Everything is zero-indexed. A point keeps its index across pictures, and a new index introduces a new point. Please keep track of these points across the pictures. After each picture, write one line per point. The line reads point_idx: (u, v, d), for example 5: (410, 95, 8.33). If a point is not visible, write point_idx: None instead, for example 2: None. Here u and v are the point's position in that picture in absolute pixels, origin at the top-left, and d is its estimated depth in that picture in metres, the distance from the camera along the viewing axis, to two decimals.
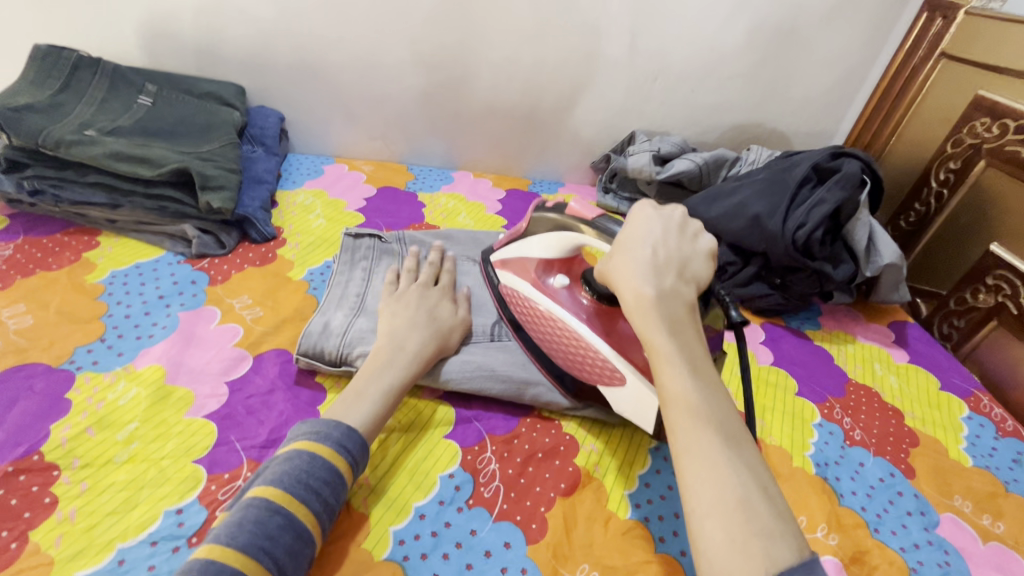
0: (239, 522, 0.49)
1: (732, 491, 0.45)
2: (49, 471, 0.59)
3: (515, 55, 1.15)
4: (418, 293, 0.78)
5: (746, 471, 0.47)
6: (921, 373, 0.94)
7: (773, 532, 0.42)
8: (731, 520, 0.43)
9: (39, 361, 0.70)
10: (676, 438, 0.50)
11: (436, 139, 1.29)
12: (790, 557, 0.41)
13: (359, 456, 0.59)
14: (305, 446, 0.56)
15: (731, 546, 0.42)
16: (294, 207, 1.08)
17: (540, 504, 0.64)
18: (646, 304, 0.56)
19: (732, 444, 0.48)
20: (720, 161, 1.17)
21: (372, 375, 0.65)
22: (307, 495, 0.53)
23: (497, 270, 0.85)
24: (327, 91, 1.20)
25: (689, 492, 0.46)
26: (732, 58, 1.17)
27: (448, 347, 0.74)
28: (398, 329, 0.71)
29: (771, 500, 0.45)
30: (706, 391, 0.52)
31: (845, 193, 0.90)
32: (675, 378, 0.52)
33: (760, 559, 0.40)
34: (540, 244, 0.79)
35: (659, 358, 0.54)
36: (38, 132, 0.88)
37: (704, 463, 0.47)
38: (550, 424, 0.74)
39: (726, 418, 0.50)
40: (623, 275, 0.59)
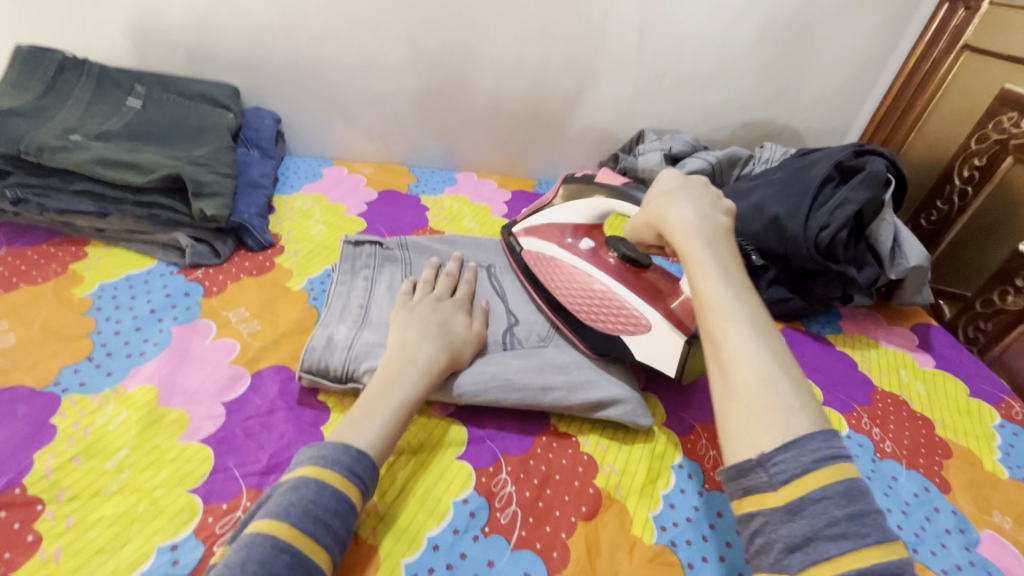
0: (242, 564, 0.44)
1: (756, 369, 0.44)
2: (32, 506, 0.55)
3: (520, 52, 1.11)
4: (430, 305, 0.74)
5: (773, 355, 0.45)
6: (948, 379, 0.91)
7: (794, 407, 0.42)
8: (754, 397, 0.43)
9: (23, 384, 0.66)
10: (707, 330, 0.49)
11: (439, 140, 1.24)
12: (810, 428, 0.41)
13: (368, 481, 0.55)
14: (312, 473, 0.51)
15: (750, 417, 0.43)
16: (292, 212, 1.03)
17: (561, 530, 0.60)
18: (685, 222, 0.57)
19: (760, 330, 0.47)
20: (734, 160, 1.13)
21: (382, 392, 0.61)
22: (316, 528, 0.48)
23: (520, 241, 0.90)
24: (324, 91, 1.15)
25: (718, 377, 0.46)
26: (745, 53, 1.13)
27: (461, 361, 0.70)
28: (408, 342, 0.67)
29: (795, 378, 0.44)
30: (738, 288, 0.51)
31: (870, 192, 0.86)
32: (707, 279, 0.51)
33: (777, 429, 0.41)
34: (569, 210, 0.85)
35: (693, 263, 0.53)
36: (21, 138, 0.84)
37: (730, 347, 0.46)
38: (567, 441, 0.70)
39: (758, 312, 0.49)
40: (662, 205, 0.61)
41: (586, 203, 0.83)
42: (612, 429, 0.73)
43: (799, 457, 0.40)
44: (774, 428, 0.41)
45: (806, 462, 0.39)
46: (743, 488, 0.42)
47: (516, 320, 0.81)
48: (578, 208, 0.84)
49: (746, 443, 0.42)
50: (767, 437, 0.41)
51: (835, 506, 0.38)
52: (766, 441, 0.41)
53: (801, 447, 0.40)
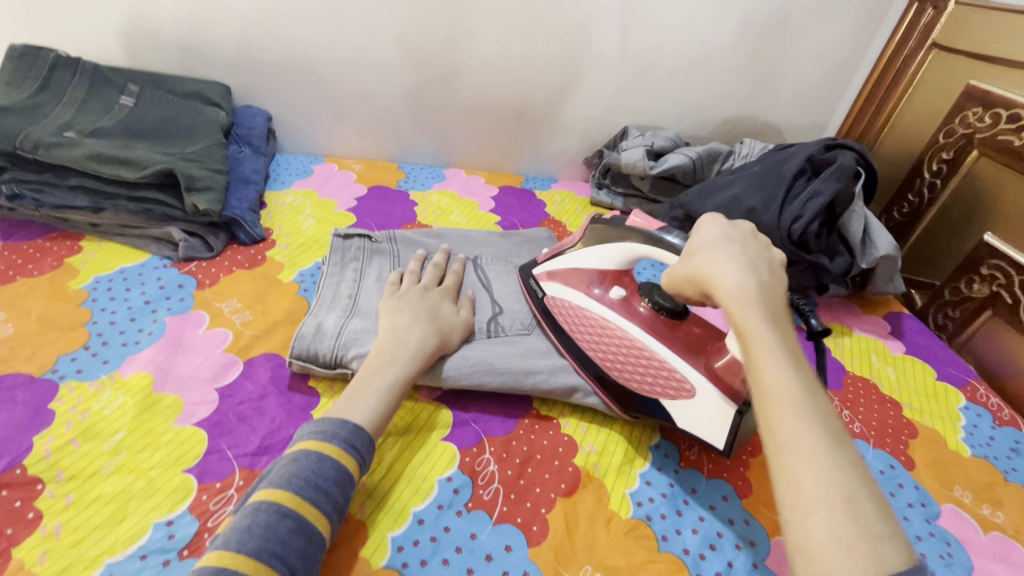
0: (248, 528, 0.47)
1: (836, 486, 0.38)
2: (33, 485, 0.57)
3: (505, 51, 1.14)
4: (418, 293, 0.77)
5: (851, 468, 0.39)
6: (917, 364, 0.94)
7: (886, 539, 0.35)
8: (837, 518, 0.36)
9: (21, 371, 0.68)
10: (772, 427, 0.42)
11: (427, 136, 1.27)
12: (911, 569, 0.34)
13: (366, 454, 0.57)
14: (312, 446, 0.54)
15: (834, 547, 0.35)
16: (283, 207, 1.06)
17: (541, 505, 0.63)
18: (742, 287, 0.51)
19: (836, 438, 0.41)
20: (714, 155, 1.17)
21: (372, 373, 0.63)
22: (317, 496, 0.51)
23: (543, 284, 0.84)
24: (314, 89, 1.18)
25: (787, 489, 0.39)
26: (723, 51, 1.16)
27: (449, 345, 0.73)
28: (397, 327, 0.70)
29: (882, 505, 0.37)
30: (805, 379, 0.45)
31: (840, 184, 0.90)
32: (771, 363, 0.45)
33: (870, 565, 0.34)
34: (596, 255, 0.78)
35: (755, 343, 0.47)
36: (16, 135, 0.86)
37: (804, 455, 0.40)
38: (548, 424, 0.73)
39: (829, 412, 0.43)
40: (712, 266, 0.55)
41: (612, 250, 0.76)
42: (592, 413, 0.76)
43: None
44: (868, 567, 0.34)
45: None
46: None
47: (501, 309, 0.84)
48: (606, 254, 0.77)
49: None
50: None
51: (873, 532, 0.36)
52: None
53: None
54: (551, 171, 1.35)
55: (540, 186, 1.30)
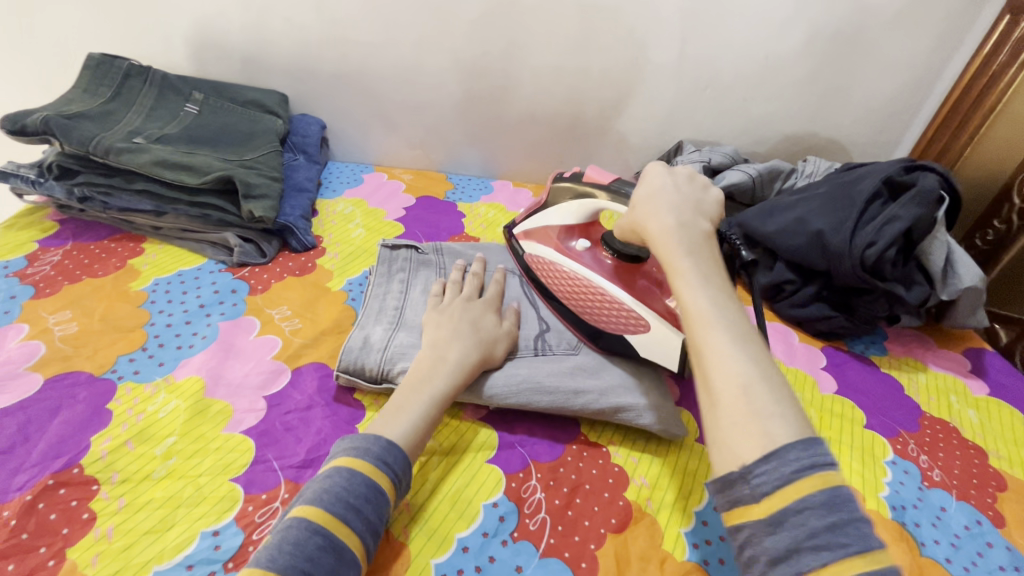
0: (279, 544, 0.46)
1: (737, 378, 0.46)
2: (89, 485, 0.58)
3: (559, 63, 1.12)
4: (459, 304, 0.76)
5: (751, 366, 0.47)
6: (1003, 408, 0.86)
7: (771, 414, 0.43)
8: (734, 405, 0.45)
9: (83, 370, 0.70)
10: (691, 343, 0.51)
11: (476, 149, 1.27)
12: (790, 436, 0.42)
13: (400, 472, 0.55)
14: (345, 463, 0.53)
15: (732, 428, 0.44)
16: (334, 215, 1.07)
17: (590, 540, 0.59)
18: (664, 230, 0.59)
19: (739, 336, 0.49)
20: (775, 173, 1.11)
21: (413, 387, 0.62)
22: (348, 513, 0.49)
23: (521, 242, 0.91)
24: (368, 99, 1.19)
25: (704, 389, 0.48)
26: (788, 64, 1.11)
27: (493, 357, 0.71)
28: (440, 340, 0.68)
29: (777, 386, 0.45)
30: (718, 297, 0.52)
31: (921, 210, 0.83)
32: (688, 287, 0.54)
33: (757, 437, 0.43)
34: (561, 212, 0.85)
35: (675, 273, 0.55)
36: (90, 140, 0.89)
37: (715, 362, 0.48)
38: (598, 451, 0.69)
39: (738, 323, 0.50)
40: (644, 214, 0.62)
41: (574, 206, 0.83)
42: (644, 443, 0.71)
43: (777, 465, 0.41)
44: (756, 441, 0.42)
45: (786, 474, 0.40)
46: (727, 499, 0.43)
47: (548, 327, 0.81)
48: (566, 210, 0.84)
49: (729, 454, 0.44)
50: (748, 450, 0.42)
51: (816, 518, 0.38)
52: (747, 450, 0.43)
53: (780, 455, 0.41)
54: None
55: None
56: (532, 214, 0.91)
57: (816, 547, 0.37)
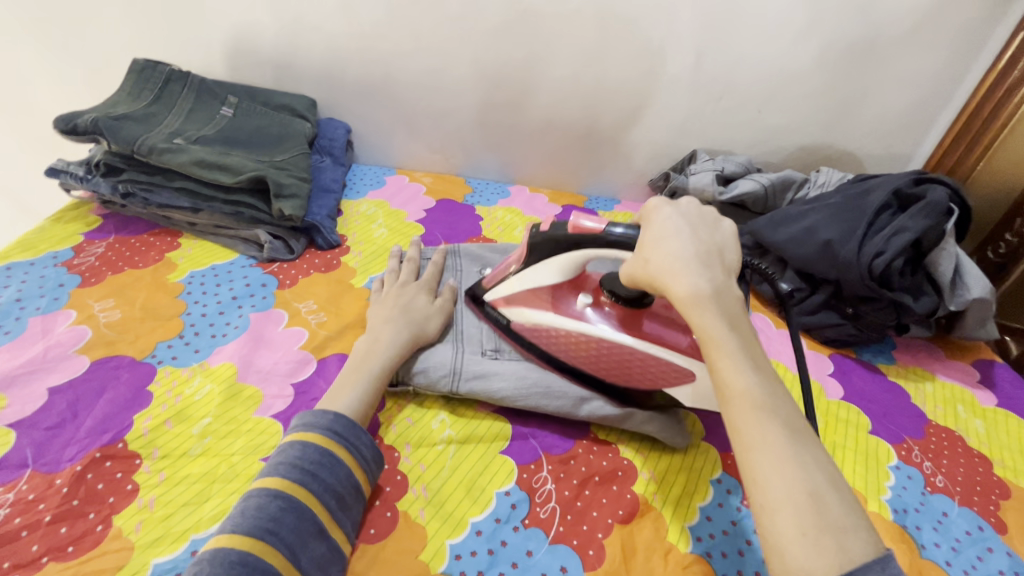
0: (242, 512, 0.52)
1: (802, 483, 0.41)
2: (132, 459, 0.62)
3: (577, 73, 1.16)
4: (395, 290, 0.82)
5: (814, 465, 0.42)
6: (1010, 419, 0.87)
7: (845, 526, 0.39)
8: (803, 513, 0.40)
9: (126, 354, 0.75)
10: (741, 433, 0.45)
11: (495, 154, 1.31)
12: (867, 554, 0.38)
13: (354, 439, 0.60)
14: (297, 437, 0.58)
15: (801, 541, 0.39)
16: (358, 216, 1.11)
17: (597, 530, 0.62)
18: (700, 295, 0.53)
19: (795, 429, 0.45)
20: (788, 183, 1.13)
21: (352, 368, 0.68)
22: (304, 478, 0.55)
23: (500, 309, 0.81)
24: (392, 105, 1.24)
25: (757, 489, 0.43)
26: (803, 77, 1.13)
27: (425, 334, 0.76)
28: (375, 325, 0.75)
29: (844, 493, 0.41)
30: (766, 379, 0.48)
31: (929, 221, 0.85)
32: (735, 368, 0.48)
33: (834, 556, 0.38)
34: (549, 272, 0.77)
35: (717, 348, 0.50)
36: (134, 140, 0.95)
37: (773, 461, 0.43)
38: (607, 447, 0.72)
39: (790, 411, 0.46)
40: (671, 272, 0.56)
41: (562, 261, 0.75)
42: (652, 441, 0.74)
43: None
44: (829, 559, 0.38)
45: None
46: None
47: None
48: (551, 269, 0.76)
49: (800, 572, 0.38)
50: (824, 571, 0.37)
51: None
52: (821, 569, 0.38)
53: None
54: (615, 192, 1.35)
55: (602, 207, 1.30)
56: (502, 279, 0.81)
57: None
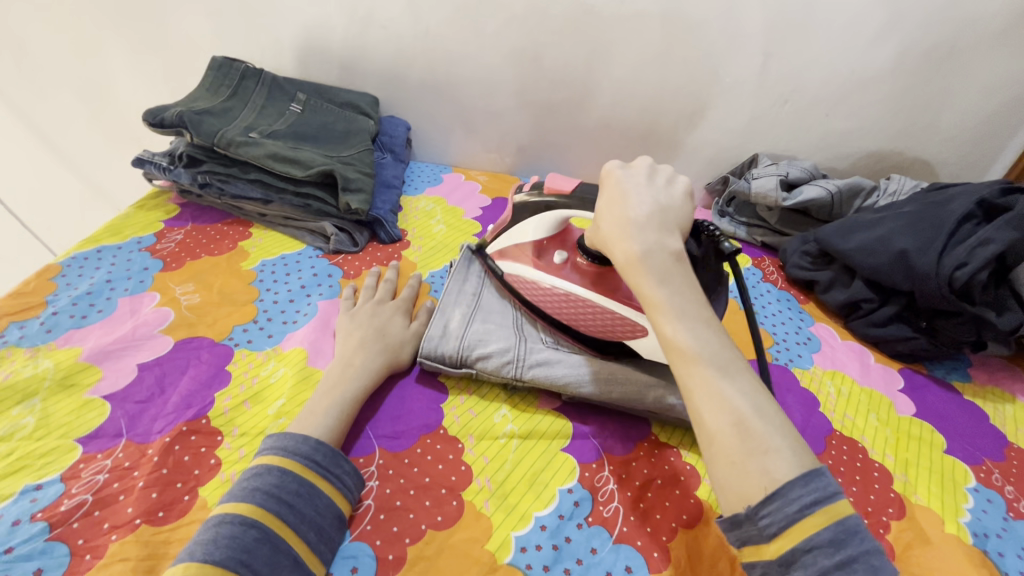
0: (214, 540, 0.50)
1: (726, 417, 0.47)
2: (214, 435, 0.65)
3: (638, 74, 1.15)
4: (369, 310, 0.81)
5: (740, 399, 0.48)
6: None
7: (766, 450, 0.45)
8: (729, 445, 0.46)
9: (205, 336, 0.79)
10: (681, 380, 0.51)
11: (550, 154, 1.31)
12: (790, 474, 0.44)
13: (336, 468, 0.59)
14: (275, 462, 0.57)
15: (731, 470, 0.46)
16: (417, 211, 1.14)
17: (661, 533, 0.61)
18: (633, 259, 0.57)
19: (726, 369, 0.50)
20: (856, 190, 1.09)
21: (325, 392, 0.66)
22: (281, 508, 0.53)
23: (497, 261, 0.86)
24: (452, 103, 1.26)
25: (697, 428, 0.49)
26: (875, 80, 1.09)
27: (399, 361, 0.75)
28: (349, 348, 0.73)
29: (768, 419, 0.47)
30: (697, 326, 0.53)
31: (1018, 233, 0.81)
32: (668, 322, 0.53)
33: (758, 480, 0.44)
34: (532, 227, 0.84)
35: (652, 306, 0.55)
36: (215, 133, 1.00)
37: (705, 406, 0.48)
38: (669, 450, 0.71)
39: (721, 351, 0.51)
40: (612, 239, 0.60)
41: (538, 219, 0.83)
42: None
43: (779, 507, 0.43)
44: (757, 485, 0.44)
45: (790, 513, 0.43)
46: (738, 537, 0.46)
47: None
48: (536, 224, 0.83)
49: (733, 497, 0.45)
50: (752, 496, 0.44)
51: (824, 556, 0.42)
52: (750, 492, 0.44)
53: (783, 499, 0.43)
54: None
55: None
56: (500, 232, 0.88)
57: None
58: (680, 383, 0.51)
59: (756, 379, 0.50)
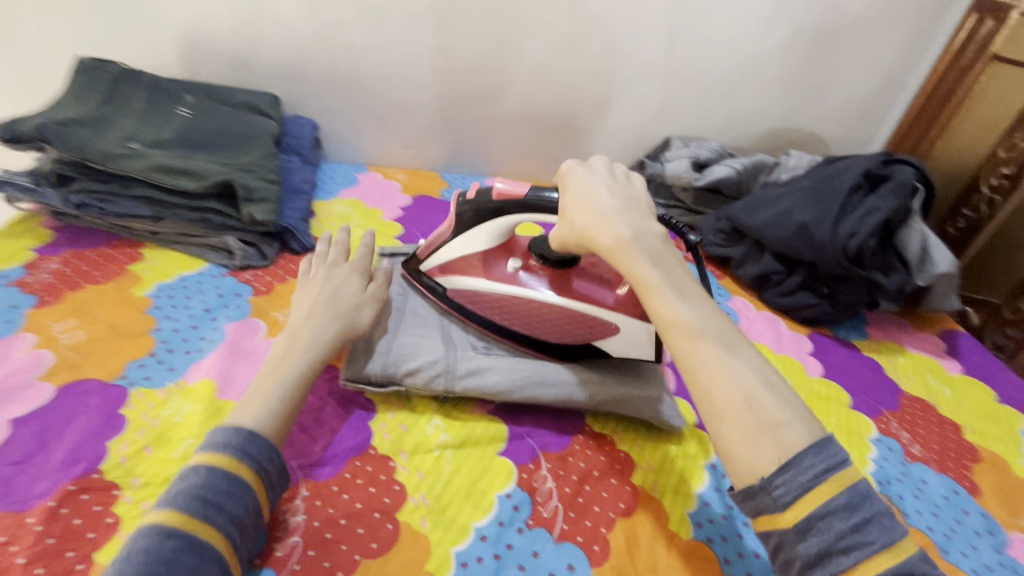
0: (130, 553, 0.45)
1: (738, 392, 0.48)
2: (110, 490, 0.59)
3: (550, 63, 1.14)
4: (324, 274, 0.74)
5: (748, 374, 0.49)
6: (976, 386, 0.92)
7: (778, 419, 0.47)
8: (743, 418, 0.47)
9: (94, 377, 0.71)
10: (686, 360, 0.52)
11: (470, 147, 1.28)
12: (804, 442, 0.45)
13: (268, 463, 0.55)
14: (204, 460, 0.52)
15: (745, 442, 0.47)
16: (332, 216, 1.08)
17: (600, 525, 0.62)
18: (623, 243, 0.57)
19: (728, 347, 0.51)
20: (759, 167, 1.15)
21: (272, 369, 0.61)
22: (207, 511, 0.49)
23: (438, 279, 0.80)
24: (361, 99, 1.20)
25: (708, 405, 0.49)
26: (770, 61, 1.15)
27: (355, 329, 0.69)
28: (297, 318, 0.68)
29: (775, 390, 0.49)
30: (698, 308, 0.54)
31: (898, 201, 0.89)
32: (667, 304, 0.54)
33: (773, 450, 0.46)
34: (480, 237, 0.76)
35: (649, 289, 0.55)
36: (85, 146, 0.89)
37: (717, 386, 0.49)
38: (603, 440, 0.72)
39: (722, 329, 0.53)
40: (592, 224, 0.59)
41: (489, 228, 0.75)
42: (645, 430, 0.75)
43: (794, 477, 0.44)
44: (773, 458, 0.45)
45: (804, 480, 0.44)
46: (752, 508, 0.46)
47: None
48: (481, 235, 0.76)
49: (748, 469, 0.46)
50: (769, 468, 0.45)
51: (840, 520, 0.42)
52: (764, 460, 0.45)
53: (796, 468, 0.44)
54: None
55: None
56: (437, 247, 0.80)
57: (847, 547, 0.41)
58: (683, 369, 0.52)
59: (756, 354, 0.52)
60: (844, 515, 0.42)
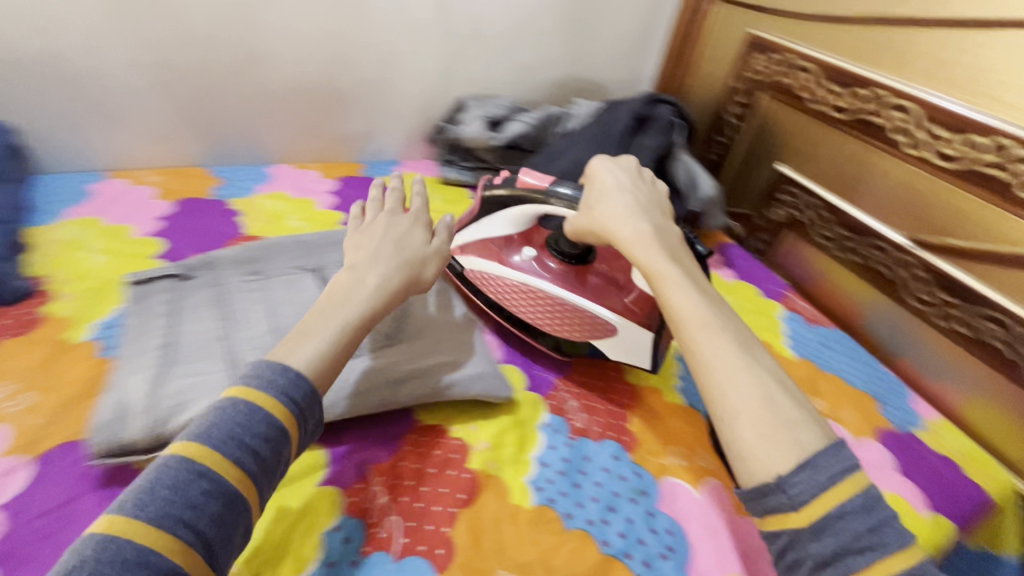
0: (150, 488, 0.33)
1: (756, 389, 0.38)
2: None
3: (308, 11, 0.88)
4: (385, 221, 0.58)
5: (768, 372, 0.39)
6: (746, 286, 0.95)
7: (796, 423, 0.37)
8: (758, 417, 0.37)
9: None
10: (692, 352, 0.41)
11: (227, 127, 0.94)
12: (819, 442, 0.36)
13: (310, 414, 0.41)
14: (238, 393, 0.39)
15: (758, 440, 0.36)
16: (59, 245, 0.72)
17: (440, 525, 0.53)
18: (640, 232, 0.50)
19: (746, 342, 0.42)
20: (551, 119, 1.11)
21: (323, 315, 0.46)
22: (242, 453, 0.36)
23: (456, 258, 0.75)
24: (14, 66, 0.75)
25: (712, 402, 0.39)
26: (545, 10, 1.08)
27: (422, 281, 0.55)
28: (359, 261, 0.52)
29: (792, 389, 0.39)
30: (712, 298, 0.45)
31: (664, 137, 0.97)
32: (676, 288, 0.45)
33: (789, 450, 0.36)
34: (499, 222, 0.71)
35: (658, 277, 0.47)
36: None
37: (731, 378, 0.39)
38: (435, 433, 0.62)
39: (741, 323, 0.43)
40: (608, 217, 0.53)
41: (507, 216, 0.70)
42: (473, 407, 0.66)
43: (813, 474, 0.34)
44: (791, 453, 0.35)
45: (821, 479, 0.34)
46: (760, 507, 0.36)
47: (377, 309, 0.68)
48: (508, 220, 0.70)
49: (756, 466, 0.36)
50: (786, 462, 0.35)
51: (859, 520, 0.33)
52: (779, 463, 0.35)
53: (813, 462, 0.35)
54: (394, 153, 1.11)
55: (383, 172, 1.05)
56: (466, 223, 0.74)
57: (861, 548, 0.33)
58: (691, 355, 0.41)
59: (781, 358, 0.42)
60: (864, 515, 0.33)
